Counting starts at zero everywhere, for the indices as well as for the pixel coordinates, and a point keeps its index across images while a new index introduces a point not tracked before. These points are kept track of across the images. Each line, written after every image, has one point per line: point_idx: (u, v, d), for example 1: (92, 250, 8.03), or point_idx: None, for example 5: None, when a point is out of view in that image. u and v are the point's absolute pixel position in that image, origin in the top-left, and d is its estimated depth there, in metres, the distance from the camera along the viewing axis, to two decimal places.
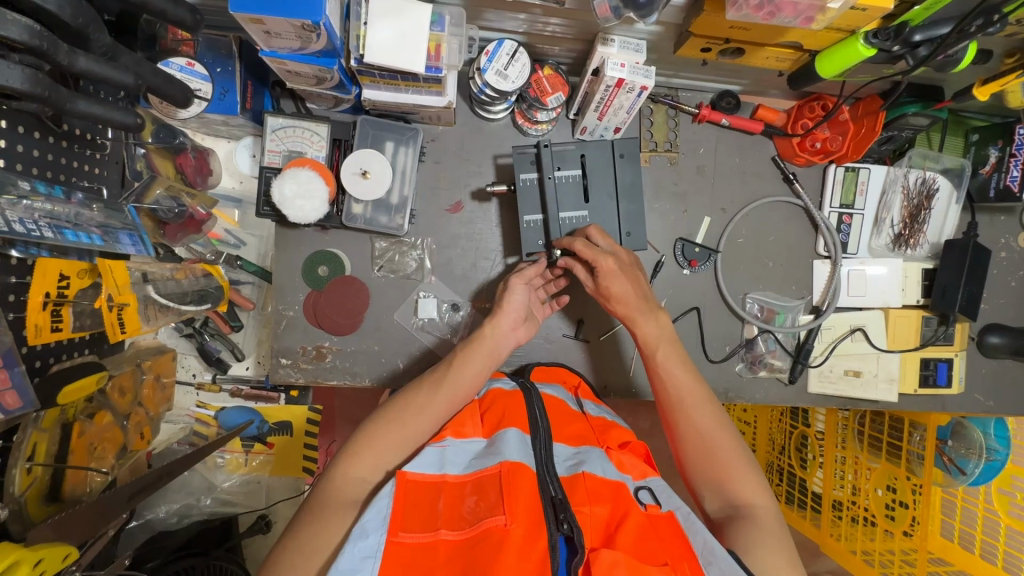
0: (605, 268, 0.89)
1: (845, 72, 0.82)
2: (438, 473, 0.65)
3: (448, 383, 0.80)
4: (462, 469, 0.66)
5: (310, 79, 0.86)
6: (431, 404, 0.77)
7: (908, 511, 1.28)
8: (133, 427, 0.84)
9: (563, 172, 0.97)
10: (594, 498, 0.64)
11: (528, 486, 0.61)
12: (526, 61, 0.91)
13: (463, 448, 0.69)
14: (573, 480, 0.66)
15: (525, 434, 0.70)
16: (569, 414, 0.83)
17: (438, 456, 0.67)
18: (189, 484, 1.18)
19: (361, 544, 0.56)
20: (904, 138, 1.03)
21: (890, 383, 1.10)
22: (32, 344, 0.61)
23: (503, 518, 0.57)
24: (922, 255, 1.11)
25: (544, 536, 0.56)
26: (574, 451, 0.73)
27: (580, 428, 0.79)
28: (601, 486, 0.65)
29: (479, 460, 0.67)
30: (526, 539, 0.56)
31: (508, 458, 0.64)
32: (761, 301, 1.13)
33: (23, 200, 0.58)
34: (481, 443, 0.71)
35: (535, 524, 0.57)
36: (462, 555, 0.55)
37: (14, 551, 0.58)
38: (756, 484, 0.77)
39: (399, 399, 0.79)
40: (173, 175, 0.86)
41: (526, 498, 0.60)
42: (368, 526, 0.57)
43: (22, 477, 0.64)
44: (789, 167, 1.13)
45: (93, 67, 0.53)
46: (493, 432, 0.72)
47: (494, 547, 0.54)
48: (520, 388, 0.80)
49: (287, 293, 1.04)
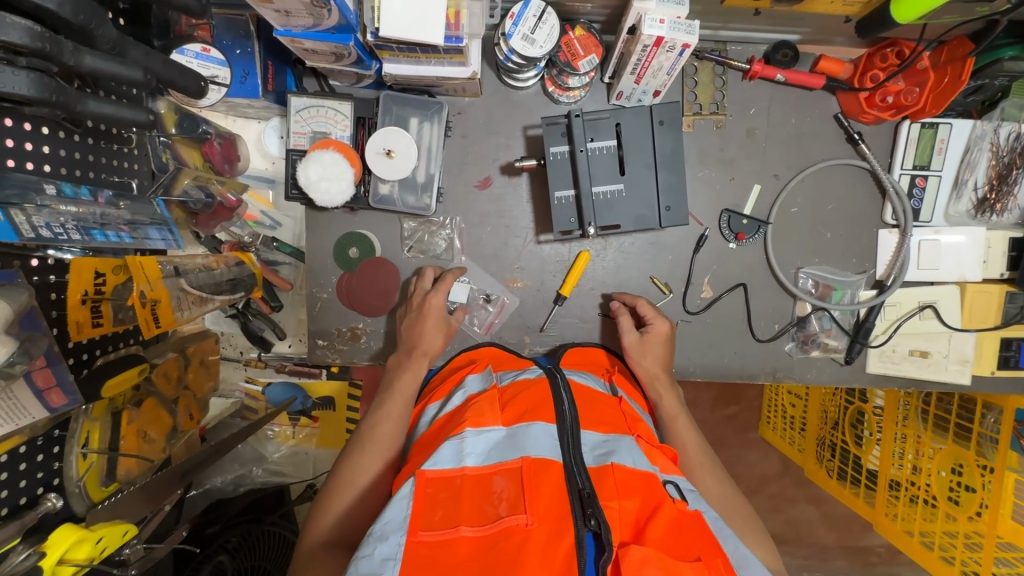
0: (659, 332, 0.95)
1: (927, 15, 0.70)
2: (457, 466, 0.64)
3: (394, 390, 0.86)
4: (481, 460, 0.65)
5: (328, 56, 0.82)
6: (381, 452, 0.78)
7: (974, 495, 1.19)
8: (181, 410, 0.88)
9: (597, 144, 0.90)
10: (623, 492, 0.62)
11: (553, 481, 0.62)
12: (555, 22, 0.84)
13: (481, 438, 0.68)
14: (602, 471, 0.65)
15: (550, 426, 0.70)
16: (601, 399, 0.81)
17: (456, 449, 0.66)
18: (243, 454, 1.25)
19: (381, 547, 0.57)
20: (997, 86, 0.90)
21: (962, 365, 1.00)
22: (75, 340, 0.64)
23: (524, 518, 0.58)
24: (1010, 222, 0.98)
25: (569, 533, 0.57)
26: (603, 438, 0.71)
27: (610, 415, 0.76)
28: (631, 479, 0.64)
29: (500, 452, 0.66)
30: (550, 536, 0.57)
31: (529, 454, 0.65)
32: (816, 276, 1.04)
33: (45, 207, 0.58)
34: (499, 431, 0.70)
35: (559, 521, 0.58)
36: (482, 553, 0.56)
37: (78, 530, 0.63)
38: (769, 551, 0.76)
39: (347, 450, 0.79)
40: (201, 163, 0.88)
41: (549, 494, 0.61)
42: (386, 529, 0.59)
43: (79, 463, 0.69)
44: (854, 126, 1.01)
45: (99, 64, 0.52)
46: (513, 422, 0.71)
47: (515, 547, 0.55)
48: (545, 375, 0.81)
49: (320, 275, 1.04)
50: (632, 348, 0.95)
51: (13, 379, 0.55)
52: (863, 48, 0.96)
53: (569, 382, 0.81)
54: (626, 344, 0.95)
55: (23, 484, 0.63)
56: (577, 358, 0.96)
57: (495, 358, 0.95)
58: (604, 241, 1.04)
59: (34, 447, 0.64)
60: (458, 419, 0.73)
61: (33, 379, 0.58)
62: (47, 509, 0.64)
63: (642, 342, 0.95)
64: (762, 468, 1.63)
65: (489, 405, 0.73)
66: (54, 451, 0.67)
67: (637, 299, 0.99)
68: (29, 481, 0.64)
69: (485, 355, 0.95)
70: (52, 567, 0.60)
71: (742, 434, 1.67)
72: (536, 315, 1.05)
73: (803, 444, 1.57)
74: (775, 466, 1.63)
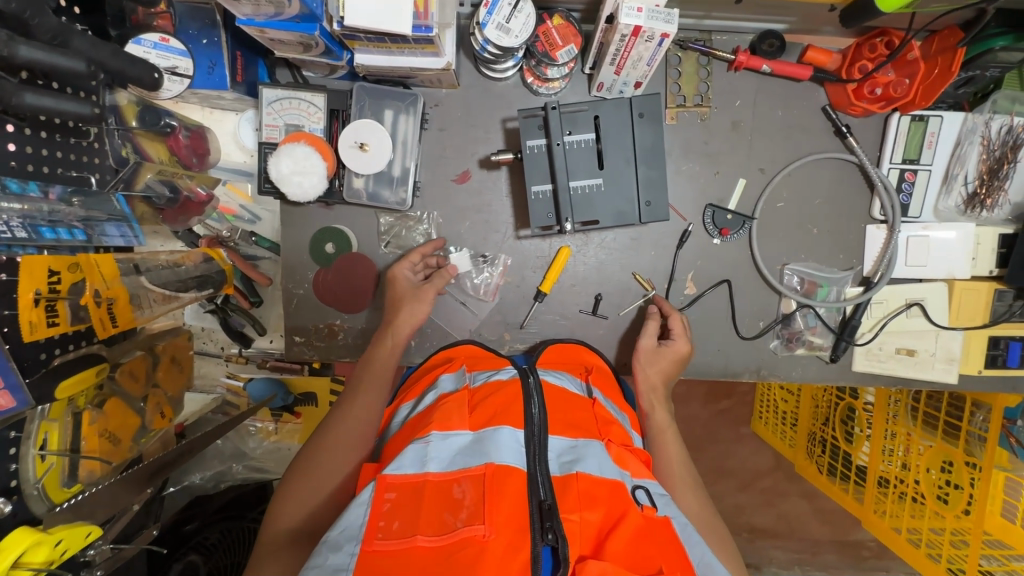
0: (675, 349, 0.95)
1: (913, 3, 0.67)
2: (420, 472, 0.66)
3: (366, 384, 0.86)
4: (444, 467, 0.67)
5: (296, 47, 0.80)
6: (347, 439, 0.79)
7: (962, 494, 1.18)
8: (151, 408, 0.86)
9: (575, 137, 0.88)
10: (587, 503, 0.63)
11: (515, 490, 0.63)
12: (531, 11, 0.81)
13: (446, 444, 0.69)
14: (566, 481, 0.65)
15: (517, 432, 0.70)
16: (574, 401, 0.80)
17: (420, 452, 0.68)
18: (223, 451, 1.24)
19: (333, 557, 0.58)
20: (989, 78, 0.88)
21: (949, 363, 0.98)
22: (26, 341, 0.60)
23: (483, 528, 0.59)
24: (1000, 218, 0.96)
25: (525, 548, 0.58)
26: (571, 444, 0.71)
27: (581, 417, 0.76)
28: (597, 488, 0.64)
29: (464, 458, 0.67)
30: (507, 548, 0.58)
31: (494, 461, 0.65)
32: (801, 273, 1.02)
33: None
34: (465, 436, 0.70)
35: (517, 534, 0.59)
36: (438, 562, 0.56)
37: (35, 533, 0.62)
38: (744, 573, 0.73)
39: (316, 439, 0.80)
40: (167, 157, 0.84)
41: (510, 504, 0.62)
42: (341, 538, 0.60)
43: (37, 464, 0.67)
44: (842, 118, 0.99)
45: (37, 54, 0.49)
46: (479, 427, 0.71)
47: (470, 558, 0.56)
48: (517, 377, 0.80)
49: (296, 271, 1.03)
50: (644, 353, 0.95)
51: None
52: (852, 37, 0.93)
53: (541, 386, 0.81)
54: (643, 346, 0.96)
55: None
56: (554, 357, 0.94)
57: (471, 357, 0.92)
58: (585, 236, 1.02)
59: None
60: (425, 419, 0.74)
61: None
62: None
63: (657, 353, 0.95)
64: (754, 463, 1.60)
65: (457, 408, 0.74)
66: (10, 453, 0.66)
67: (670, 309, 0.98)
68: None
69: (463, 352, 0.93)
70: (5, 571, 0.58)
71: (733, 429, 1.64)
72: (516, 312, 1.03)
73: (795, 440, 1.54)
74: (769, 460, 1.60)
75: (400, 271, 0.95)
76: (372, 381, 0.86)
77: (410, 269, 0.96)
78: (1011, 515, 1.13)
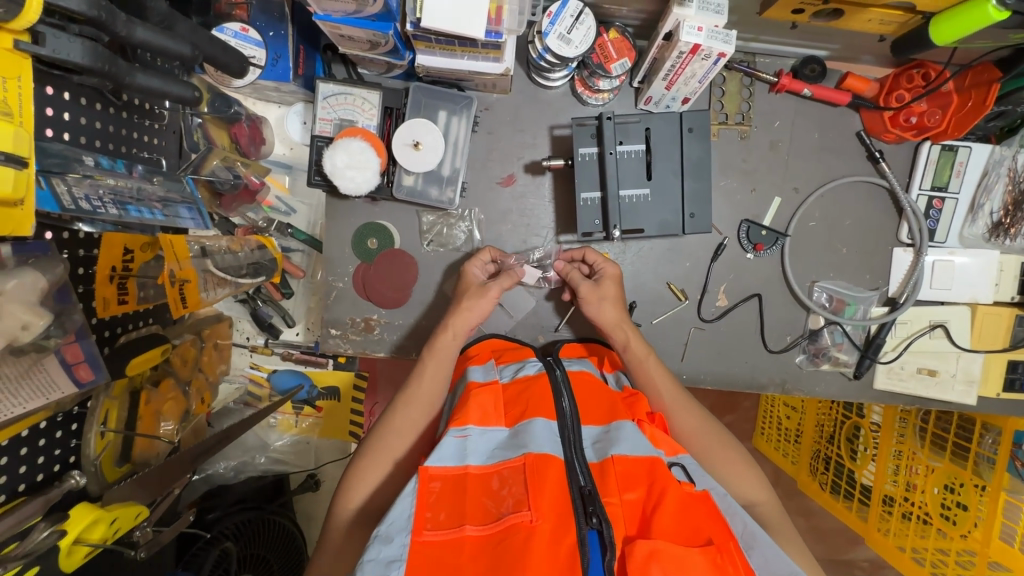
0: (608, 274, 0.94)
1: (963, 40, 0.71)
2: (461, 465, 0.68)
3: (429, 368, 0.87)
4: (484, 460, 0.69)
5: (363, 44, 0.82)
6: (414, 422, 0.83)
7: (968, 514, 1.19)
8: (194, 392, 0.91)
9: (626, 147, 0.91)
10: (625, 484, 0.65)
11: (555, 479, 0.65)
12: (592, 24, 0.84)
13: (484, 438, 0.72)
14: (603, 465, 0.67)
15: (550, 423, 0.73)
16: (599, 388, 0.82)
17: (460, 447, 0.70)
18: (246, 442, 1.23)
19: (385, 549, 0.59)
20: (1018, 112, 0.92)
21: (969, 385, 1.02)
22: (100, 315, 0.69)
23: (528, 515, 0.61)
24: (1022, 247, 1.00)
25: (572, 532, 0.60)
26: (604, 430, 0.74)
27: (610, 402, 0.79)
28: (634, 468, 0.66)
29: (502, 452, 0.70)
30: (553, 534, 0.60)
31: (532, 450, 0.67)
32: (830, 290, 1.05)
33: (88, 177, 0.63)
34: (503, 432, 0.74)
35: (562, 518, 0.61)
36: (487, 552, 0.59)
37: (94, 509, 0.65)
38: (753, 484, 0.81)
39: (381, 421, 0.84)
40: (229, 144, 0.98)
41: (552, 490, 0.64)
42: (391, 531, 0.61)
43: (97, 441, 0.72)
44: (875, 144, 1.02)
45: (149, 36, 0.56)
46: (515, 422, 0.75)
47: (520, 545, 0.58)
48: (544, 370, 0.82)
49: (337, 264, 1.04)
50: (587, 297, 0.93)
51: (45, 352, 0.61)
52: (890, 67, 0.97)
53: (568, 376, 0.83)
54: (582, 297, 0.93)
55: (42, 461, 0.66)
56: (580, 350, 0.98)
57: (496, 350, 0.95)
58: (624, 244, 1.04)
59: (56, 423, 0.68)
60: (458, 410, 0.76)
61: (62, 354, 0.63)
62: (71, 485, 0.67)
63: (597, 289, 0.92)
64: None
65: (492, 404, 0.77)
66: (72, 428, 0.70)
67: (583, 248, 0.97)
68: (47, 458, 0.67)
69: (485, 346, 0.96)
70: (69, 545, 0.62)
71: None
72: (552, 316, 1.05)
73: (798, 457, 1.58)
74: (769, 476, 1.64)
75: (471, 269, 0.95)
76: (436, 370, 0.87)
77: (479, 268, 0.96)
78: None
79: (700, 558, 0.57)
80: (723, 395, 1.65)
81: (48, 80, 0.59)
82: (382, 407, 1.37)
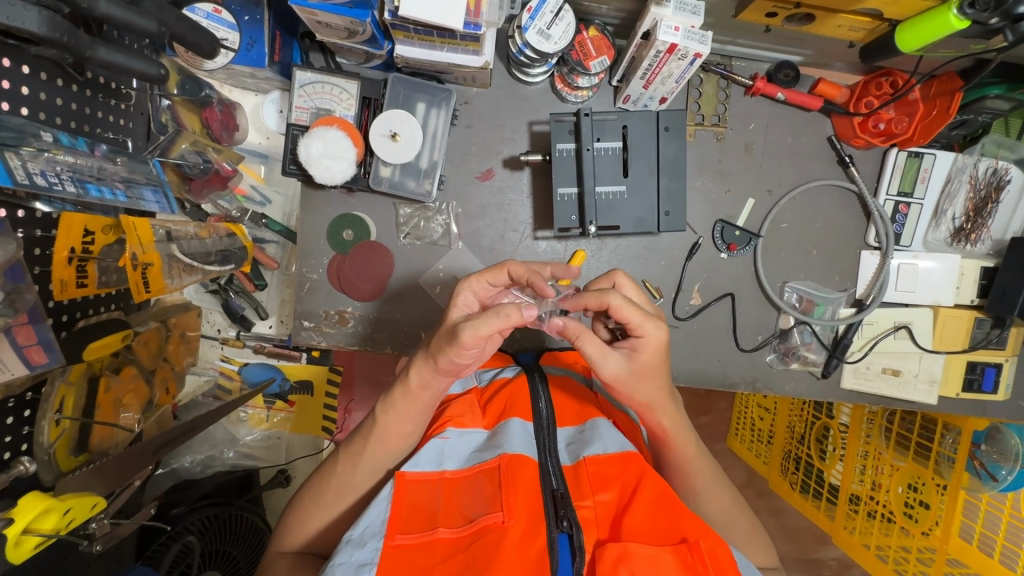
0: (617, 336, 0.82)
1: (927, 47, 0.73)
2: (437, 470, 0.68)
3: (377, 434, 0.74)
4: (461, 464, 0.69)
5: (341, 32, 0.81)
6: (350, 485, 0.76)
7: (929, 512, 1.19)
8: (158, 382, 0.93)
9: (603, 144, 0.93)
10: (599, 485, 0.65)
11: (528, 479, 0.64)
12: (571, 20, 0.84)
13: (463, 440, 0.73)
14: (576, 468, 0.68)
15: (526, 423, 0.72)
16: (579, 392, 0.84)
17: (438, 450, 0.71)
18: (214, 436, 1.20)
19: (358, 553, 0.60)
20: (980, 122, 0.96)
21: (930, 385, 1.06)
22: (58, 298, 0.68)
23: (500, 516, 0.60)
24: (982, 252, 1.04)
25: (542, 535, 0.59)
26: (578, 429, 0.75)
27: (591, 407, 0.80)
28: (607, 469, 0.67)
29: (478, 454, 0.69)
30: (524, 535, 0.59)
31: (508, 451, 0.66)
32: (800, 291, 1.07)
33: (44, 152, 0.62)
34: (482, 434, 0.74)
35: (533, 519, 0.61)
36: (458, 553, 0.58)
37: (45, 500, 0.64)
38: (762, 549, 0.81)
39: (322, 472, 0.78)
40: (201, 128, 0.97)
41: (526, 492, 0.63)
42: (364, 535, 0.61)
43: (51, 429, 0.71)
44: (845, 149, 1.04)
45: (113, 11, 0.57)
46: (494, 424, 0.75)
47: (491, 545, 0.57)
48: (523, 373, 0.82)
49: (311, 255, 1.02)
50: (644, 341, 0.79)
51: None
52: (860, 75, 0.99)
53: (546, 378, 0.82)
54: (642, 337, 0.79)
55: None
56: (559, 358, 0.97)
57: None
58: (601, 241, 1.05)
59: (6, 410, 0.67)
60: (439, 418, 0.78)
61: (15, 335, 0.62)
62: (20, 472, 0.66)
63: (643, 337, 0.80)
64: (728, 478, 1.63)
65: (469, 406, 0.78)
66: (25, 415, 0.70)
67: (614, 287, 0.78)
68: None
69: None
70: (17, 535, 0.61)
71: (710, 444, 1.67)
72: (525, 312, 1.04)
73: (769, 457, 1.57)
74: (741, 476, 1.63)
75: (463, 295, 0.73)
76: (391, 434, 0.74)
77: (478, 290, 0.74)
78: (988, 549, 1.11)
79: (670, 558, 0.57)
80: (698, 396, 1.65)
81: (4, 52, 0.58)
82: (358, 403, 1.33)
